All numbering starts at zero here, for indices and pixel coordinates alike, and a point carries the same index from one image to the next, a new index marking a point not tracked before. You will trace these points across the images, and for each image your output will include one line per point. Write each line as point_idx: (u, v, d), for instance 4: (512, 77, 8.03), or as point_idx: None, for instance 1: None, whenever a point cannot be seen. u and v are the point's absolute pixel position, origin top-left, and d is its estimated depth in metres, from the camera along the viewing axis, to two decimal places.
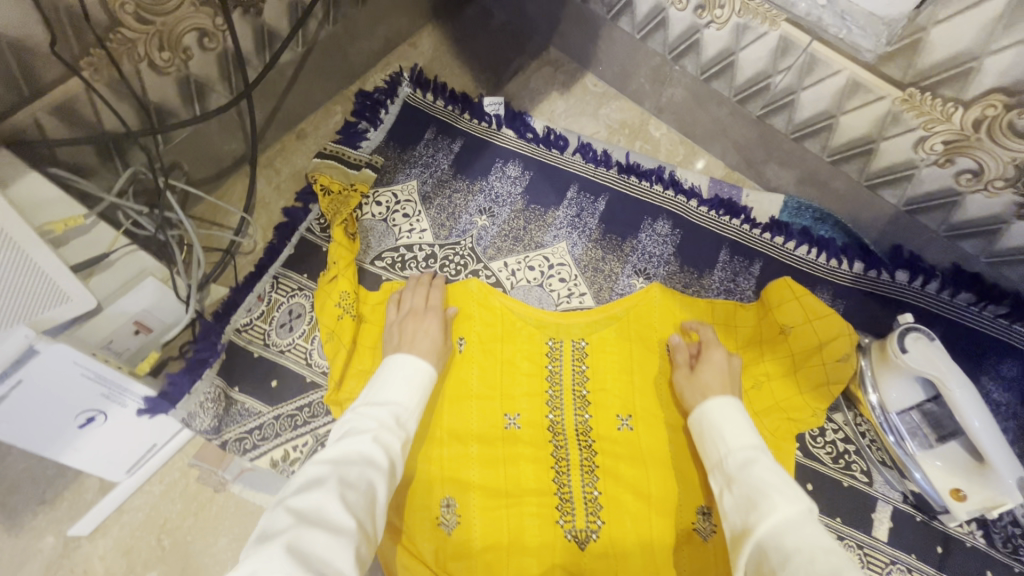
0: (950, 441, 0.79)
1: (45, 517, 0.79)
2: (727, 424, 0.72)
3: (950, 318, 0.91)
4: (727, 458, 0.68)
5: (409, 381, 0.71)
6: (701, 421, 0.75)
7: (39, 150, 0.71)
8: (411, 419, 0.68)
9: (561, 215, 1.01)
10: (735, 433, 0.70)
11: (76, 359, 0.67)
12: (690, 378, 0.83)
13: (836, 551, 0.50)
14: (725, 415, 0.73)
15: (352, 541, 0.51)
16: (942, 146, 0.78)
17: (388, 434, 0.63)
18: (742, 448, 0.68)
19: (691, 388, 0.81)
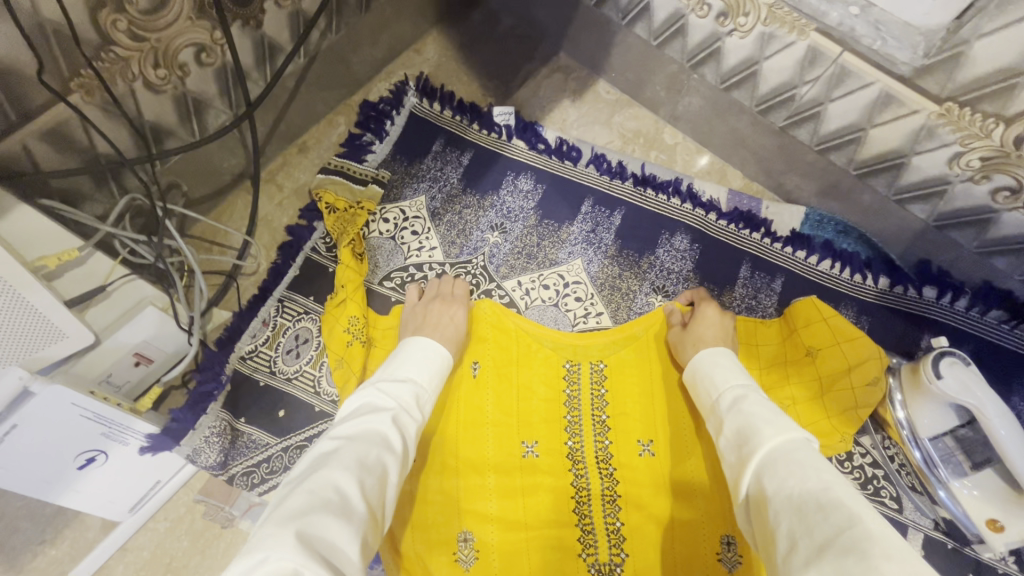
0: (984, 468, 0.77)
1: (45, 557, 0.76)
2: (719, 367, 0.71)
3: (979, 336, 0.89)
4: (720, 398, 0.67)
5: (430, 364, 0.70)
6: (692, 372, 0.74)
7: (30, 180, 0.67)
8: (429, 400, 0.67)
9: (575, 231, 0.98)
10: (727, 376, 0.69)
11: (74, 400, 0.63)
12: (683, 334, 0.83)
13: (828, 469, 0.50)
14: (720, 360, 0.73)
15: (361, 528, 0.48)
16: (978, 162, 0.74)
17: (406, 417, 0.62)
18: (728, 386, 0.68)
19: (684, 342, 0.82)
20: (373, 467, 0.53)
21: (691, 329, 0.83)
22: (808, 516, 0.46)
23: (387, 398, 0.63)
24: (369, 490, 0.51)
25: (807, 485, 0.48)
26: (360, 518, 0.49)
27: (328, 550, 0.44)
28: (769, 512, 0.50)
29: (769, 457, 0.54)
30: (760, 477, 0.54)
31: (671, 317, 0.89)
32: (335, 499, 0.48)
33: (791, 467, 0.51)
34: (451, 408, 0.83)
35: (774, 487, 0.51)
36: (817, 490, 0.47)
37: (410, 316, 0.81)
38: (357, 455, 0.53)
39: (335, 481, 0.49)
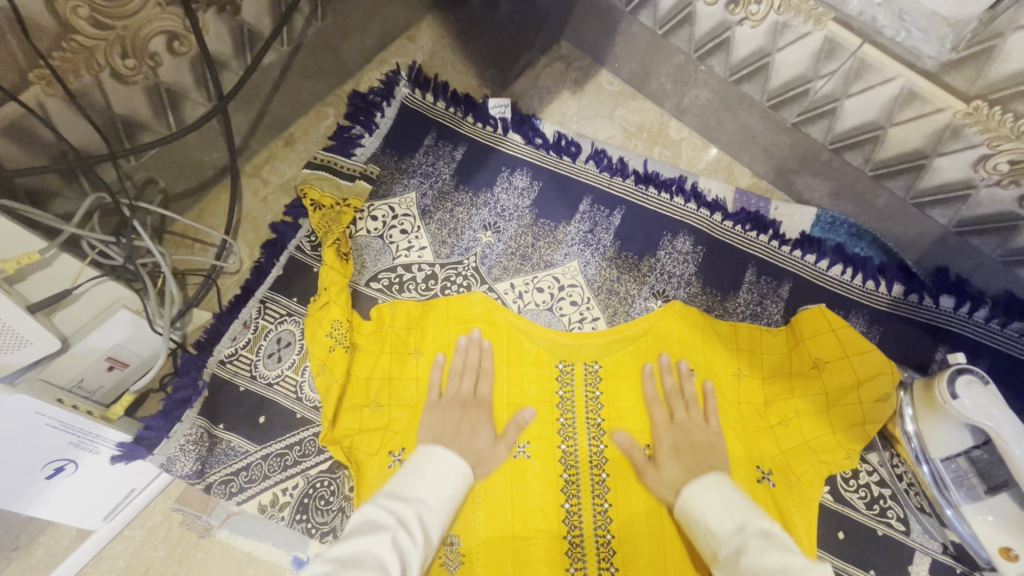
0: (1000, 492, 0.72)
1: (18, 564, 0.74)
2: (712, 505, 0.65)
3: (998, 350, 0.84)
4: (727, 550, 0.60)
5: (447, 484, 0.65)
6: (682, 510, 0.68)
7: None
8: (435, 523, 0.61)
9: (572, 231, 0.93)
10: (723, 519, 0.63)
11: (37, 409, 0.61)
12: (657, 477, 0.74)
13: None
14: (720, 495, 0.65)
15: None
16: (1007, 166, 0.68)
17: (405, 536, 0.55)
18: (732, 533, 0.61)
19: (660, 485, 0.74)
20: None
21: (662, 464, 0.75)
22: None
23: (387, 516, 0.57)
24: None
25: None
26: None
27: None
28: None
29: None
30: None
31: (631, 454, 0.77)
32: None
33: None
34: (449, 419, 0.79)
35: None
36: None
37: (432, 419, 0.76)
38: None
39: None
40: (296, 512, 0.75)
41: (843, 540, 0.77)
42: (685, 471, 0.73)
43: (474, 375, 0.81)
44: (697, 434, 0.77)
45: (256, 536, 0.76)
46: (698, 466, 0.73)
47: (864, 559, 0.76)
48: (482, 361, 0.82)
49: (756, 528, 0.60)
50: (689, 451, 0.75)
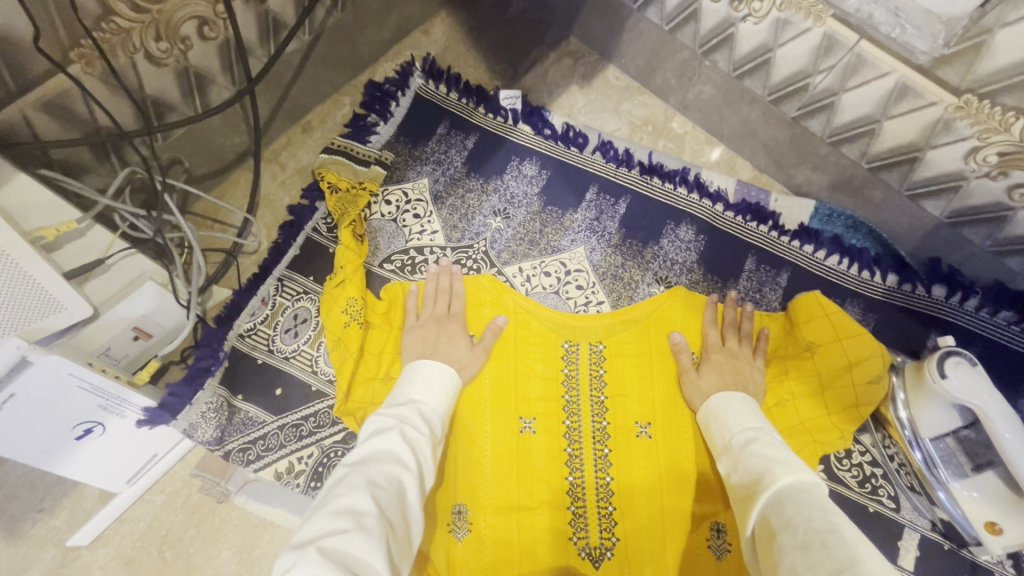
0: (985, 469, 0.75)
1: (44, 525, 0.77)
2: (736, 410, 0.72)
3: (988, 338, 0.87)
4: (738, 442, 0.67)
5: (440, 387, 0.70)
6: (708, 413, 0.76)
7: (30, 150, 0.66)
8: (432, 416, 0.66)
9: (579, 219, 0.96)
10: (742, 418, 0.71)
11: (71, 371, 0.64)
12: (695, 380, 0.82)
13: (837, 512, 0.48)
14: (745, 405, 0.73)
15: (382, 538, 0.46)
16: (996, 158, 0.72)
17: (411, 429, 0.60)
18: (748, 428, 0.69)
19: (696, 389, 0.81)
20: (389, 484, 0.51)
21: (703, 373, 0.82)
22: (812, 551, 0.45)
23: (388, 417, 0.61)
24: (390, 506, 0.50)
25: (811, 525, 0.47)
26: (384, 531, 0.47)
27: (353, 566, 0.43)
28: (774, 546, 0.49)
29: (781, 494, 0.54)
30: (771, 509, 0.53)
31: (679, 356, 0.85)
32: (355, 520, 0.46)
33: (799, 507, 0.51)
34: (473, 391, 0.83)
35: (780, 524, 0.50)
36: (820, 530, 0.46)
37: (413, 337, 0.80)
38: (372, 474, 0.52)
39: (351, 505, 0.47)
40: (310, 480, 0.78)
41: None
42: (724, 379, 0.80)
43: (448, 297, 0.85)
44: (741, 363, 0.83)
45: (272, 502, 0.79)
46: (733, 380, 0.80)
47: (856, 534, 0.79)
48: (453, 284, 0.87)
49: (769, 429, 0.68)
50: (731, 369, 0.82)
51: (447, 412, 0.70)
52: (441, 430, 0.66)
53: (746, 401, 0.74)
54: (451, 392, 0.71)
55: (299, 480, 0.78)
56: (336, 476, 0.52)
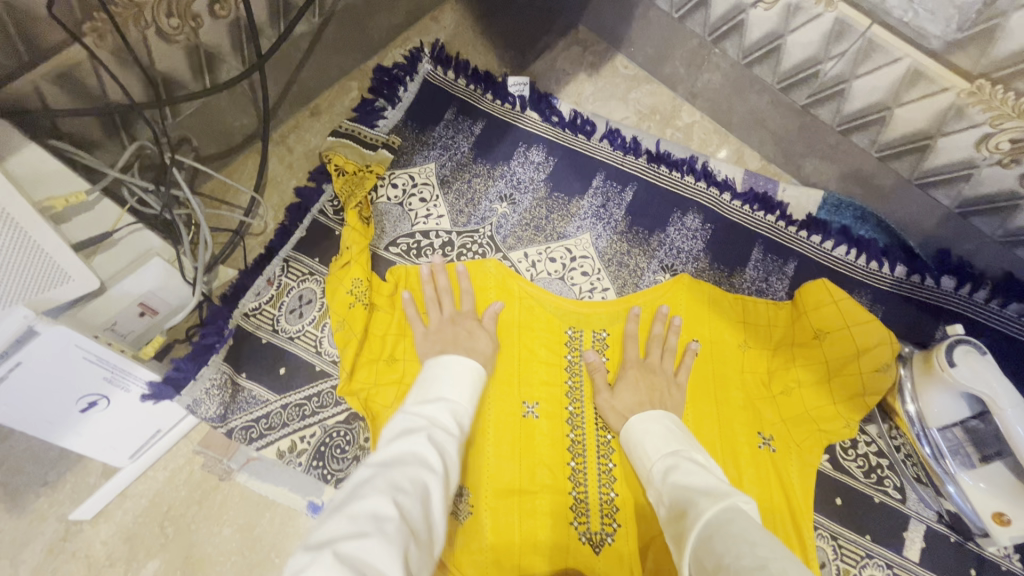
0: (994, 460, 0.74)
1: (48, 498, 0.77)
2: (649, 435, 0.69)
3: (998, 330, 0.86)
4: (660, 472, 0.63)
5: (465, 378, 0.67)
6: (628, 436, 0.72)
7: (40, 120, 0.67)
8: (463, 417, 0.63)
9: (585, 205, 0.96)
10: (658, 446, 0.67)
11: (76, 342, 0.64)
12: (610, 401, 0.79)
13: (765, 545, 0.45)
14: (659, 425, 0.70)
15: (403, 549, 0.42)
16: (1008, 145, 0.71)
17: (439, 432, 0.57)
18: (667, 455, 0.65)
19: (612, 409, 0.79)
20: (412, 490, 0.48)
21: (618, 391, 0.80)
22: None
23: (416, 416, 0.59)
24: (414, 514, 0.46)
25: (740, 565, 0.43)
26: (405, 540, 0.44)
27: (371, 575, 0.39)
28: None
29: (708, 529, 0.50)
30: (699, 549, 0.49)
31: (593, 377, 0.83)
32: (375, 525, 0.43)
33: (728, 543, 0.46)
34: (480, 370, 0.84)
35: (712, 566, 0.46)
36: (750, 570, 0.42)
37: (430, 344, 0.77)
38: (395, 477, 0.48)
39: (372, 508, 0.44)
40: (312, 459, 0.78)
41: (841, 506, 0.79)
42: (639, 395, 0.77)
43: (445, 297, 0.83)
44: (659, 378, 0.81)
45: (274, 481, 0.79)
46: (649, 397, 0.77)
47: (862, 525, 0.78)
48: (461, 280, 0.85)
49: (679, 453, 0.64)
50: (647, 385, 0.79)
51: (475, 411, 0.67)
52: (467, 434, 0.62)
53: (664, 422, 0.70)
54: (479, 390, 0.68)
55: (301, 459, 0.78)
56: (358, 477, 0.49)
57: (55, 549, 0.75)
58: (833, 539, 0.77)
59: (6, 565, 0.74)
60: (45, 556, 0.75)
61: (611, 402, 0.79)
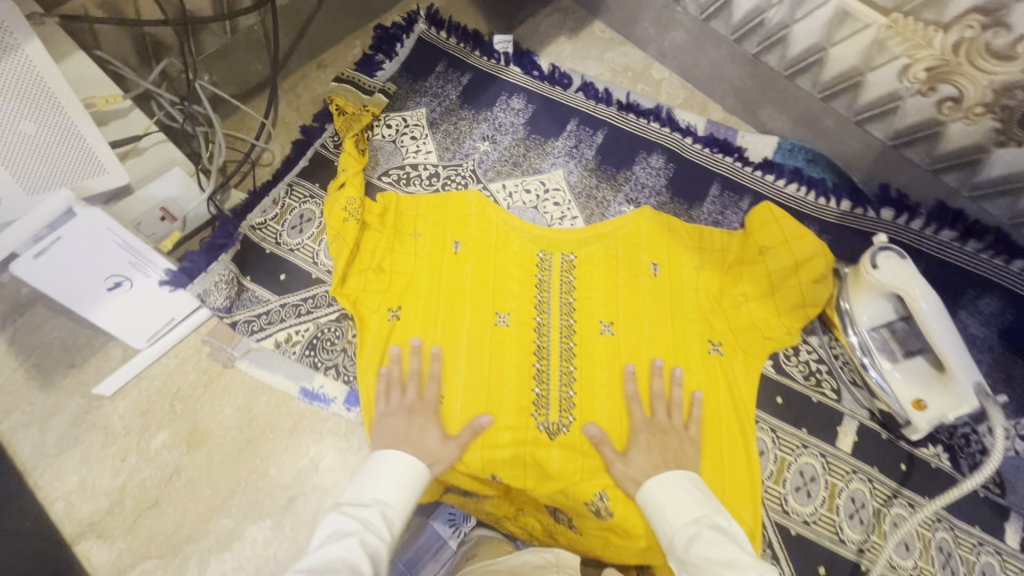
0: (916, 356, 0.82)
1: (73, 378, 0.88)
2: (668, 500, 0.69)
3: (933, 255, 0.94)
4: (682, 543, 0.65)
5: (406, 479, 0.71)
6: (645, 501, 0.71)
7: (81, 30, 0.81)
8: (397, 516, 0.68)
9: (559, 146, 1.07)
10: (675, 512, 0.68)
11: (109, 227, 0.73)
12: (626, 469, 0.77)
13: None
14: (678, 488, 0.70)
15: None
16: (925, 74, 0.80)
17: (372, 537, 0.63)
18: (688, 523, 0.66)
19: (625, 474, 0.76)
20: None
21: (631, 457, 0.77)
22: None
23: (351, 521, 0.64)
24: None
25: None
26: None
27: None
28: None
29: None
30: None
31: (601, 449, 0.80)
32: None
33: None
34: (462, 275, 0.94)
35: None
36: None
37: (381, 428, 0.78)
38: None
39: None
40: (305, 348, 0.89)
41: (781, 404, 0.87)
42: (654, 459, 0.76)
43: (416, 383, 0.83)
44: (671, 437, 0.79)
45: (270, 368, 0.89)
46: (665, 459, 0.76)
47: (799, 420, 0.86)
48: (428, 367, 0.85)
49: (702, 523, 0.65)
50: (660, 448, 0.78)
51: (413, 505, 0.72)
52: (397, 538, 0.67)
53: (684, 484, 0.71)
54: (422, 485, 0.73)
55: (295, 348, 0.88)
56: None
57: (78, 419, 0.85)
58: (771, 431, 0.85)
59: (35, 431, 0.84)
60: (70, 425, 0.85)
61: (624, 473, 0.77)
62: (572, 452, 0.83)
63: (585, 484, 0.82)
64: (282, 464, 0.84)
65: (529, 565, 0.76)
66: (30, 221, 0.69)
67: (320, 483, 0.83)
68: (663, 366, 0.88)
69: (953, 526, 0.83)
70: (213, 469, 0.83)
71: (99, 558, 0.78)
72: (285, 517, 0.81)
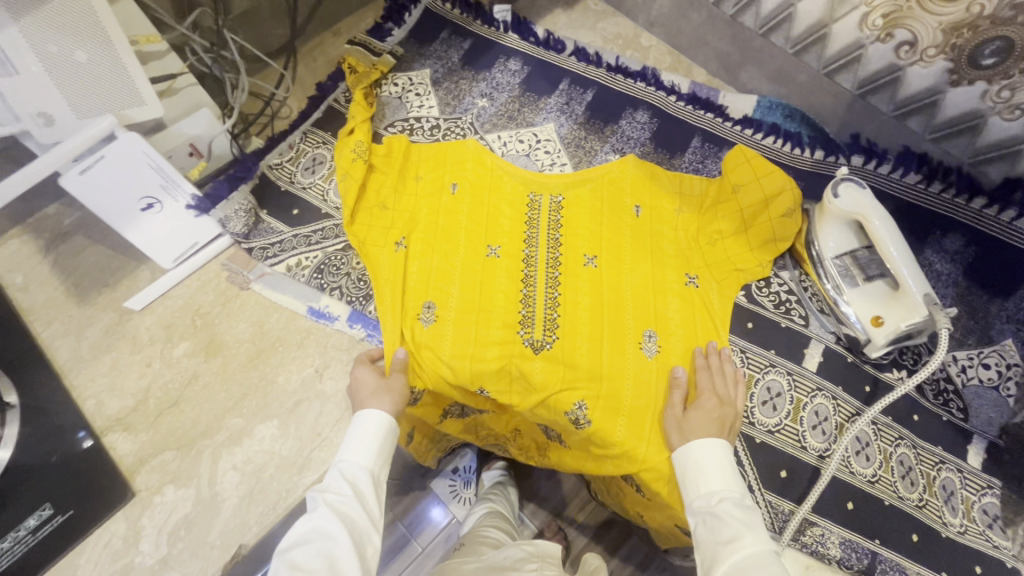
0: (876, 280, 0.88)
1: (107, 295, 0.98)
2: (713, 466, 0.75)
3: (900, 197, 0.99)
4: (709, 498, 0.73)
5: (365, 439, 0.75)
6: (684, 456, 0.78)
7: None
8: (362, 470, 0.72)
9: (552, 102, 1.15)
10: (714, 478, 0.74)
11: (144, 149, 0.83)
12: (681, 420, 0.81)
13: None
14: (720, 456, 0.76)
15: None
16: (882, 20, 0.87)
17: (337, 498, 0.68)
18: (723, 487, 0.73)
19: (675, 427, 0.81)
20: (314, 566, 0.59)
21: (690, 415, 0.81)
22: None
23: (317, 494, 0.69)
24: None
25: None
26: None
27: None
28: None
29: (746, 563, 0.63)
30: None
31: (673, 392, 0.85)
32: None
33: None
34: (458, 212, 0.99)
35: None
36: None
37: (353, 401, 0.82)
38: (297, 558, 0.60)
39: None
40: (312, 272, 0.98)
41: (751, 328, 0.93)
42: (712, 422, 0.79)
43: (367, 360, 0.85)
44: (729, 409, 0.83)
45: (281, 291, 0.98)
46: (720, 427, 0.79)
47: (767, 343, 0.92)
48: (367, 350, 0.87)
49: (733, 496, 0.72)
50: (717, 413, 0.81)
51: (381, 456, 0.75)
52: (374, 487, 0.72)
53: (729, 455, 0.76)
54: (389, 437, 0.76)
55: (304, 271, 0.97)
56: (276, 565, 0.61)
57: (111, 329, 0.95)
58: (741, 351, 0.91)
59: (72, 339, 0.94)
60: (103, 334, 0.95)
61: (677, 428, 0.81)
62: (553, 367, 0.88)
63: (565, 395, 0.87)
64: (289, 372, 0.93)
65: (513, 558, 0.81)
66: (80, 140, 0.79)
67: (323, 390, 0.92)
68: (641, 295, 0.94)
69: (915, 445, 0.87)
70: (227, 374, 0.92)
71: (125, 447, 0.87)
72: (290, 417, 0.89)
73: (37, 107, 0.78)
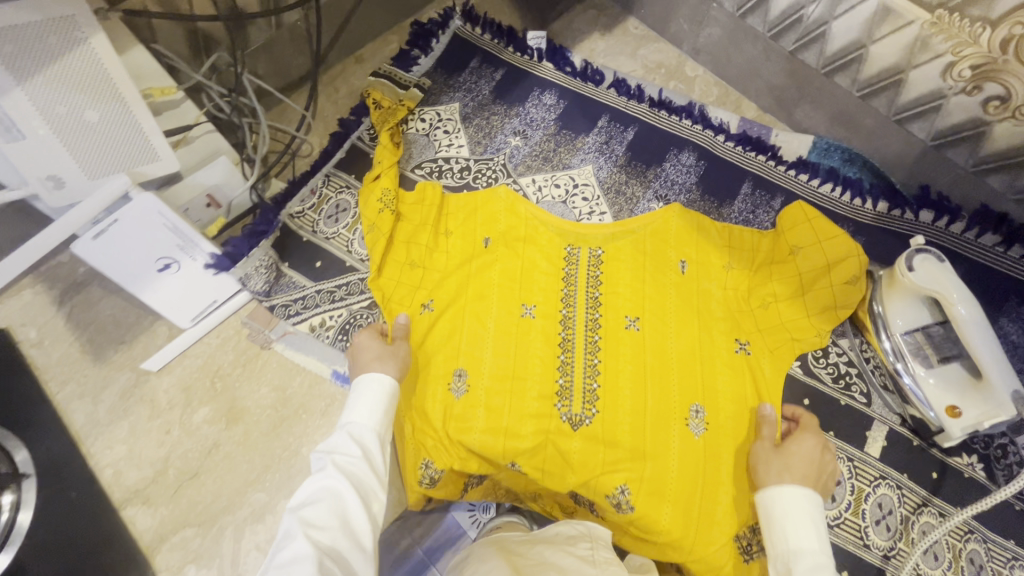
0: (950, 362, 0.81)
1: (124, 354, 0.93)
2: (803, 523, 0.70)
3: (973, 259, 0.91)
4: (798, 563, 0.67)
5: (371, 402, 0.71)
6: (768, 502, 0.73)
7: (138, 19, 0.85)
8: (366, 430, 0.69)
9: (590, 141, 1.08)
10: (808, 536, 0.69)
11: (160, 210, 0.77)
12: (773, 454, 0.77)
13: None
14: (801, 506, 0.71)
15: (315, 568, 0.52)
16: (970, 71, 0.78)
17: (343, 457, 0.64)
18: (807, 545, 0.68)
19: (762, 463, 0.77)
20: (325, 523, 0.57)
21: (787, 450, 0.77)
22: None
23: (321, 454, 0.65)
24: (327, 543, 0.55)
25: None
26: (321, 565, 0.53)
27: None
28: None
29: None
30: None
31: (762, 428, 0.82)
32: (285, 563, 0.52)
33: None
34: (488, 269, 0.92)
35: None
36: None
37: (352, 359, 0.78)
38: (307, 516, 0.57)
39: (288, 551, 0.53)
40: (338, 333, 0.92)
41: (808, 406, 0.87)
42: (809, 467, 0.75)
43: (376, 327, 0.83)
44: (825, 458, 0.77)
45: (306, 352, 0.93)
46: (816, 473, 0.75)
47: (825, 422, 0.86)
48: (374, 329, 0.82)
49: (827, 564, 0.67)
50: (807, 460, 0.76)
51: (386, 417, 0.72)
52: (379, 445, 0.69)
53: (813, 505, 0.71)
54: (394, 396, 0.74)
55: (330, 332, 0.92)
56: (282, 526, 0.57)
57: (127, 392, 0.91)
58: None
59: (88, 402, 0.90)
60: (119, 398, 0.91)
61: (771, 459, 0.77)
62: (592, 446, 0.82)
63: (606, 477, 0.80)
64: (314, 442, 0.88)
65: (564, 535, 0.76)
66: (89, 205, 0.74)
67: None
68: (691, 371, 0.86)
69: (987, 540, 0.80)
70: (250, 444, 0.88)
71: (144, 523, 0.83)
72: None
73: (46, 170, 0.73)
